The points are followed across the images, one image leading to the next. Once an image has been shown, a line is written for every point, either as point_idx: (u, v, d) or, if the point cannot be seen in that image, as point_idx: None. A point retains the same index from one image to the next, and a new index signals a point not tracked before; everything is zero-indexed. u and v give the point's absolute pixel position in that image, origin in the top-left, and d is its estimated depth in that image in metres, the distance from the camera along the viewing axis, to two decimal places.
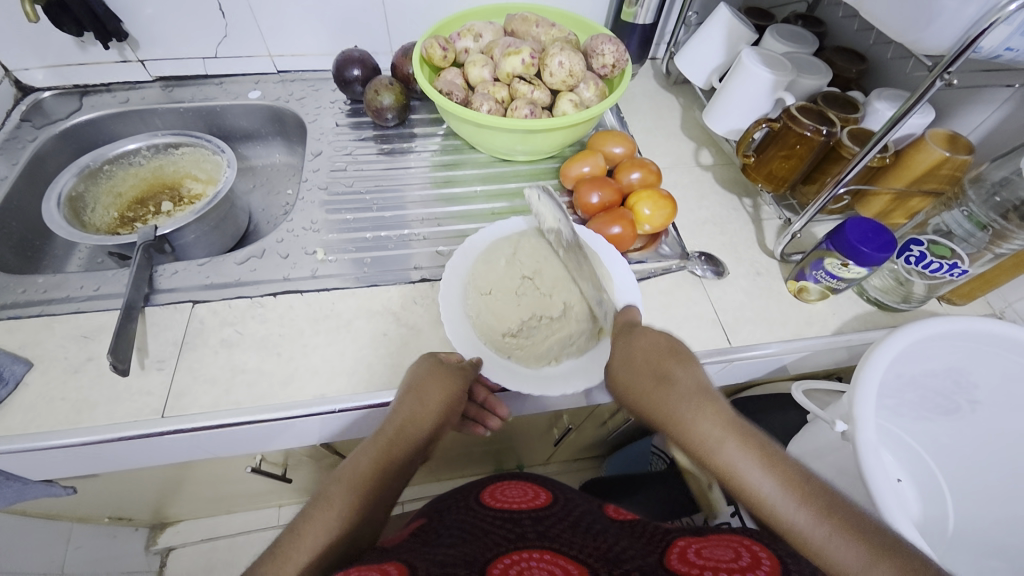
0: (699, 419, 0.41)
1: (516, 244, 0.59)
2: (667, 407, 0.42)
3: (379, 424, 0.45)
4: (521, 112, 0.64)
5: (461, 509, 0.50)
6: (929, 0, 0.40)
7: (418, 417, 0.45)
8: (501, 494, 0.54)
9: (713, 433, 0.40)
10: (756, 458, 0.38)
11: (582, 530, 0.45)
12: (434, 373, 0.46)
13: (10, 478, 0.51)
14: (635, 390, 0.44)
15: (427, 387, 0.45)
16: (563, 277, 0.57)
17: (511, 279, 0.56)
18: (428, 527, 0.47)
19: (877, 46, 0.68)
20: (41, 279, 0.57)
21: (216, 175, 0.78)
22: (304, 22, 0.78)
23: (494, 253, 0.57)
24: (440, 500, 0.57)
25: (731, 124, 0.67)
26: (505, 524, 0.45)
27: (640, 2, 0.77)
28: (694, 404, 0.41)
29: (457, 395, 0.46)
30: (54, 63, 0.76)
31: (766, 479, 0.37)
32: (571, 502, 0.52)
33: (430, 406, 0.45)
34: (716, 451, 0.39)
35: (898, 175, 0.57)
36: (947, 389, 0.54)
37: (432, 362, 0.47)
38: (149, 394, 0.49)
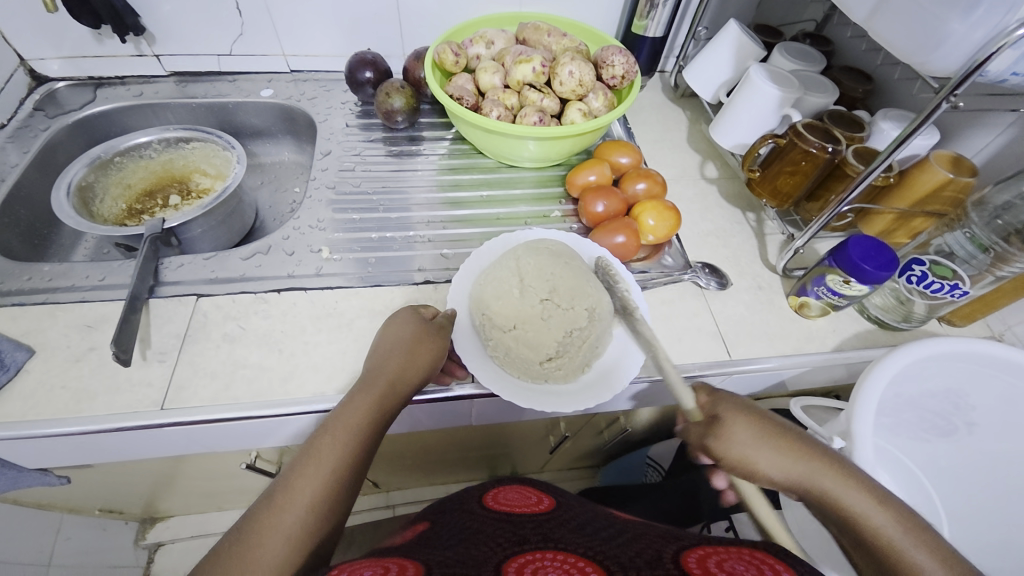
0: (835, 478, 0.42)
1: (518, 259, 0.56)
2: (802, 463, 0.43)
3: (365, 376, 0.46)
4: (530, 120, 0.65)
5: (463, 513, 0.50)
6: (936, 24, 0.41)
7: (403, 375, 0.46)
8: (502, 497, 0.54)
9: (851, 492, 0.41)
10: (888, 513, 0.39)
11: (581, 530, 0.46)
12: (419, 335, 0.48)
13: (5, 465, 0.51)
14: (753, 449, 0.44)
15: (413, 342, 0.48)
16: (575, 282, 0.54)
17: (529, 300, 0.54)
18: (429, 531, 0.47)
19: (884, 67, 0.69)
20: (48, 267, 0.58)
21: (224, 170, 0.78)
22: (318, 24, 0.79)
23: (500, 281, 0.55)
24: (439, 503, 0.57)
25: (738, 138, 0.67)
26: (505, 526, 0.45)
27: (650, 15, 0.78)
28: (826, 465, 0.43)
29: (438, 354, 0.48)
30: (70, 54, 0.77)
31: (910, 543, 0.38)
32: (573, 507, 0.52)
33: (415, 363, 0.47)
34: (857, 508, 0.40)
35: (902, 196, 0.58)
36: (944, 409, 0.54)
37: (416, 321, 0.50)
38: (148, 385, 0.50)
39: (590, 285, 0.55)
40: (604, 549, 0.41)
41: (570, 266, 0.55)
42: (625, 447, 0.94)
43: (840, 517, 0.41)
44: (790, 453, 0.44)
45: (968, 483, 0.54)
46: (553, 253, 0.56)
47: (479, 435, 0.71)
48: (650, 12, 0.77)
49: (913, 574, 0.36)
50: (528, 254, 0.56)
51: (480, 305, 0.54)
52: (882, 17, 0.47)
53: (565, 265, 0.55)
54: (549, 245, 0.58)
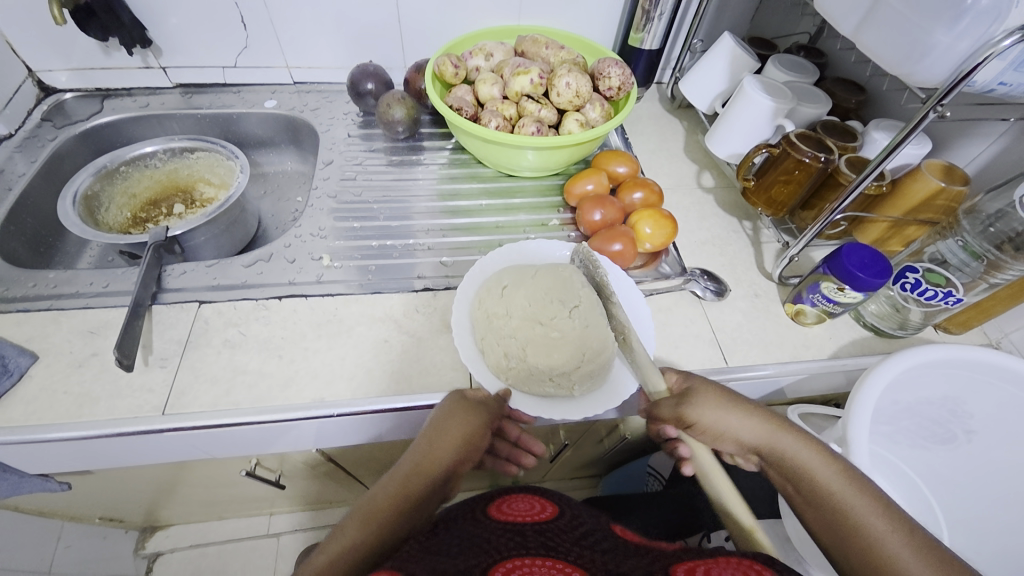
0: (796, 440, 0.44)
1: (485, 295, 0.56)
2: (765, 427, 0.45)
3: (399, 458, 0.45)
4: (528, 130, 0.66)
5: (467, 520, 0.50)
6: (922, 36, 0.42)
7: (436, 452, 0.45)
8: (507, 507, 0.54)
9: (805, 450, 0.43)
10: (839, 468, 0.42)
11: (586, 542, 0.45)
12: (457, 410, 0.47)
13: (7, 469, 0.51)
14: (718, 412, 0.46)
15: (449, 421, 0.46)
16: (563, 286, 0.57)
17: (560, 316, 0.55)
18: (433, 538, 0.47)
19: (875, 78, 0.70)
20: (52, 274, 0.58)
21: (228, 180, 0.80)
22: (321, 37, 0.81)
23: (513, 327, 0.54)
24: (446, 510, 0.57)
25: (733, 148, 0.68)
26: (507, 534, 0.45)
27: (646, 29, 0.79)
28: (786, 428, 0.45)
29: (476, 430, 0.46)
30: (78, 66, 0.78)
31: (856, 494, 0.40)
32: (578, 516, 0.52)
33: (449, 441, 0.45)
34: (811, 465, 0.42)
35: (896, 205, 0.59)
36: (942, 417, 0.54)
37: (458, 400, 0.48)
38: (150, 391, 0.50)
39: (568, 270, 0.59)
40: (601, 562, 0.41)
41: (534, 276, 0.58)
42: (626, 456, 0.93)
43: (793, 475, 0.43)
44: (754, 418, 0.45)
45: (966, 491, 0.54)
46: (514, 284, 0.57)
47: None
48: (646, 25, 0.78)
49: (861, 523, 0.38)
50: (512, 312, 0.55)
51: (521, 353, 0.52)
52: (869, 30, 0.48)
53: (530, 280, 0.57)
54: (502, 269, 0.59)
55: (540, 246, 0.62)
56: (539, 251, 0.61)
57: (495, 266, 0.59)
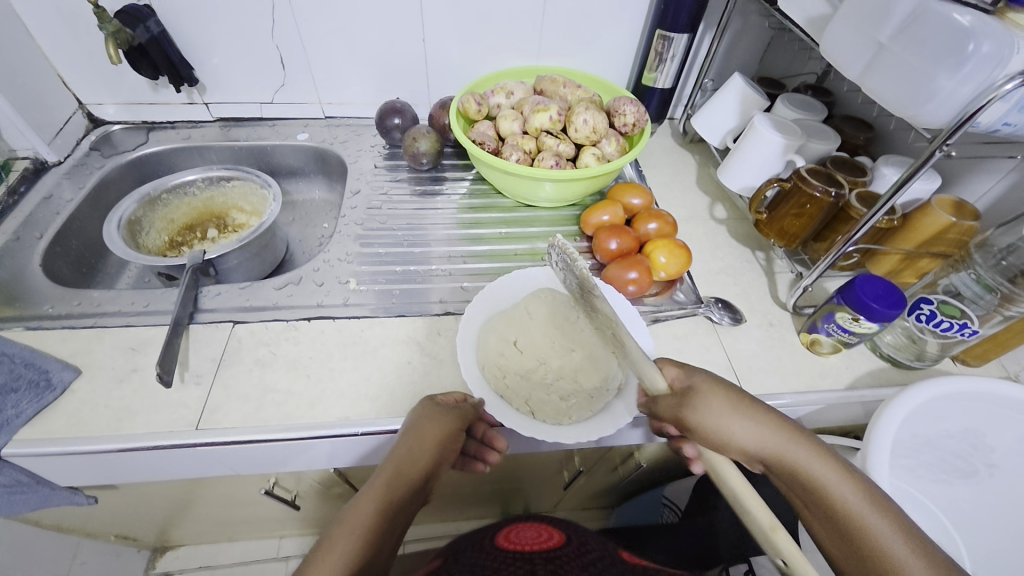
0: (810, 451, 0.40)
1: (502, 360, 0.55)
2: (779, 436, 0.41)
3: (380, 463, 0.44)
4: (547, 163, 0.69)
5: (476, 550, 0.50)
6: (926, 81, 0.45)
7: (413, 455, 0.45)
8: (515, 535, 0.54)
9: (811, 460, 0.40)
10: (841, 476, 0.39)
11: (592, 568, 0.46)
12: (431, 413, 0.48)
13: (42, 481, 0.53)
14: (728, 420, 0.41)
15: (422, 423, 0.47)
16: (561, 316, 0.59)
17: (581, 327, 0.58)
18: (442, 569, 0.47)
19: (881, 117, 0.73)
20: (96, 294, 0.62)
21: (260, 207, 0.84)
22: (353, 76, 0.87)
23: (539, 368, 0.55)
24: (455, 540, 0.57)
25: (745, 181, 0.70)
26: (516, 563, 0.46)
27: (659, 69, 0.84)
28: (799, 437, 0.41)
29: (454, 432, 0.47)
30: (127, 100, 0.85)
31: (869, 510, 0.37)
32: (584, 543, 0.52)
33: (427, 442, 0.46)
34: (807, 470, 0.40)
35: (907, 238, 0.60)
36: (964, 450, 0.53)
37: (429, 406, 0.49)
38: (184, 406, 0.52)
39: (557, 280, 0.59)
40: None
41: (529, 314, 0.59)
42: (640, 487, 0.92)
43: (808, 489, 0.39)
44: (766, 424, 0.41)
45: (991, 529, 0.53)
46: (516, 331, 0.57)
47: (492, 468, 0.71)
48: (659, 66, 0.83)
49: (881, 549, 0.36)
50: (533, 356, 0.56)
51: (574, 377, 0.55)
52: (874, 75, 0.50)
53: (528, 322, 0.58)
54: (492, 328, 0.57)
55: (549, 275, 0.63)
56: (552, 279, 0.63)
57: (474, 330, 0.57)
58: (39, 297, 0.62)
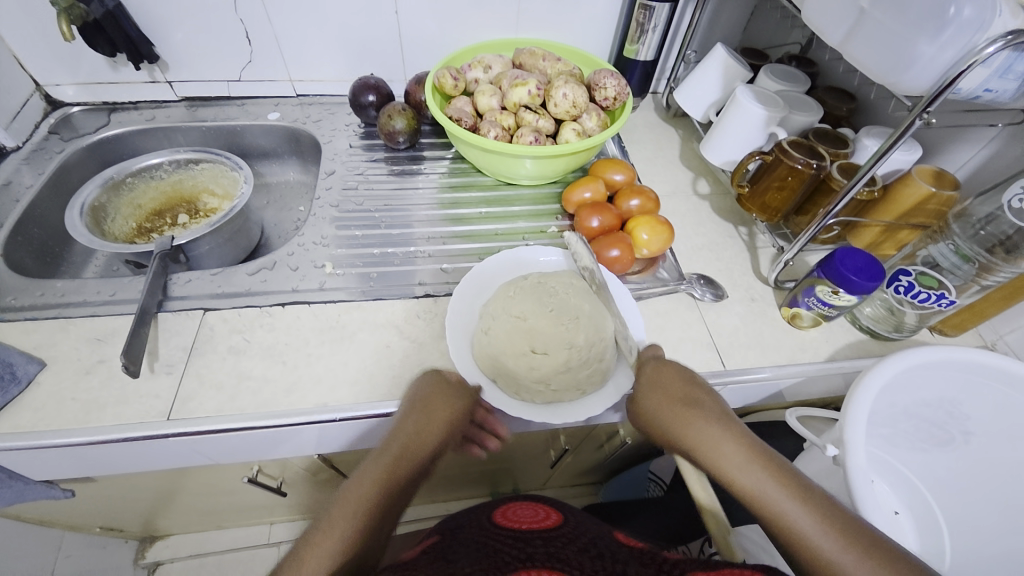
0: (729, 443, 0.44)
1: (537, 368, 0.53)
2: (701, 436, 0.44)
3: (384, 438, 0.46)
4: (526, 139, 0.67)
5: (473, 527, 0.50)
6: (906, 48, 0.44)
7: (420, 435, 0.46)
8: (512, 513, 0.54)
9: (726, 444, 0.44)
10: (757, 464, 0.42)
11: (587, 549, 0.46)
12: (438, 391, 0.48)
13: (13, 476, 0.52)
14: (656, 413, 0.47)
15: (432, 402, 0.48)
16: (546, 302, 0.56)
17: (569, 295, 0.57)
18: (441, 545, 0.47)
19: (864, 87, 0.72)
20: (60, 283, 0.59)
21: (232, 190, 0.81)
22: (324, 50, 0.83)
23: (563, 353, 0.53)
24: (452, 517, 0.57)
25: (727, 155, 0.69)
26: (515, 541, 0.46)
27: (641, 40, 0.81)
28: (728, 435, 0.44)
29: (460, 412, 0.48)
30: (85, 80, 0.80)
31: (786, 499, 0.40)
32: (581, 524, 0.53)
33: (435, 422, 0.47)
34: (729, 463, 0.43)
35: (888, 209, 0.60)
36: (940, 419, 0.55)
37: (435, 381, 0.49)
38: (156, 397, 0.51)
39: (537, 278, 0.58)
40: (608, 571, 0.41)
41: (521, 314, 0.55)
42: (626, 463, 0.93)
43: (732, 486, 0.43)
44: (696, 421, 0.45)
45: (962, 492, 0.55)
46: (523, 337, 0.54)
47: None
48: (641, 37, 0.80)
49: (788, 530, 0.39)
50: (556, 350, 0.54)
51: (596, 342, 0.54)
52: (857, 42, 0.49)
53: (526, 324, 0.55)
54: (502, 353, 0.53)
55: (536, 250, 0.62)
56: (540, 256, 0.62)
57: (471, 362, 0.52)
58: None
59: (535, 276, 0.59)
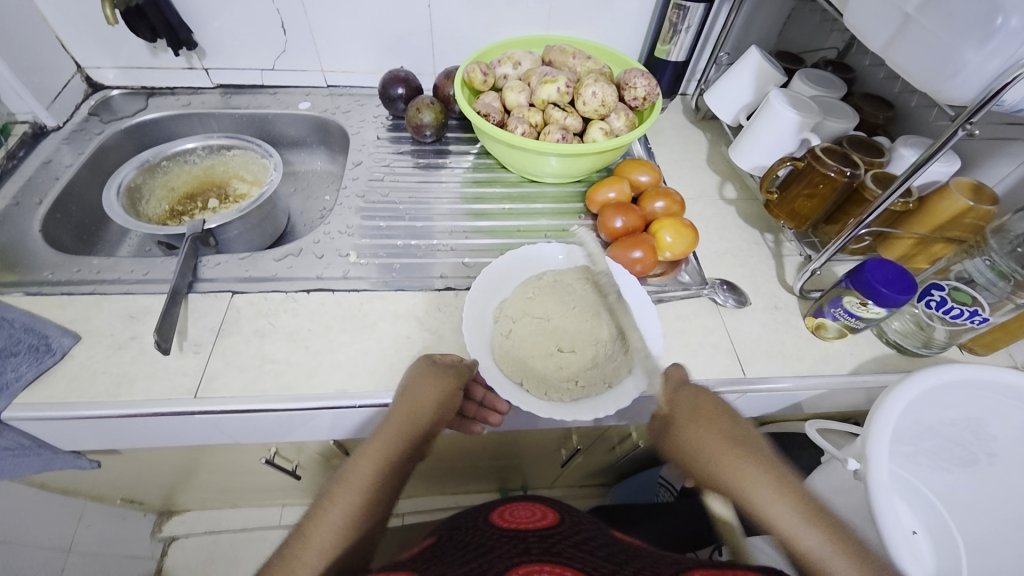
0: (760, 482, 0.42)
1: (566, 366, 0.52)
2: (727, 463, 0.44)
3: (376, 424, 0.46)
4: (553, 137, 0.67)
5: (472, 528, 0.50)
6: (952, 55, 0.42)
7: (411, 416, 0.46)
8: (510, 514, 0.54)
9: (768, 490, 0.42)
10: (789, 506, 0.41)
11: (587, 547, 0.46)
12: (428, 373, 0.48)
13: (44, 445, 0.54)
14: (699, 448, 0.45)
15: (421, 384, 0.47)
16: (563, 302, 0.56)
17: (587, 291, 0.57)
18: (436, 547, 0.47)
19: (903, 95, 0.70)
20: (96, 261, 0.62)
21: (261, 177, 0.83)
22: (356, 43, 0.84)
23: (586, 348, 0.53)
24: (451, 519, 0.57)
25: (757, 160, 0.68)
26: (511, 540, 0.46)
27: (673, 41, 0.80)
28: (757, 471, 0.43)
29: (452, 391, 0.48)
30: (125, 64, 0.83)
31: (829, 550, 0.38)
32: (578, 523, 0.53)
33: (425, 404, 0.47)
34: (759, 503, 0.42)
35: (924, 222, 0.58)
36: (965, 439, 0.53)
37: (425, 364, 0.49)
38: (183, 374, 0.52)
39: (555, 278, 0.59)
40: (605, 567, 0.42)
41: (542, 315, 0.55)
42: (636, 466, 0.93)
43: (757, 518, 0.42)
44: (732, 455, 0.44)
45: (984, 516, 0.53)
46: (546, 338, 0.54)
47: (491, 444, 0.72)
48: (673, 37, 0.79)
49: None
50: (581, 346, 0.53)
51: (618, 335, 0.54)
52: (900, 47, 0.48)
53: (547, 326, 0.55)
54: (530, 356, 0.53)
55: (541, 249, 0.62)
56: (545, 253, 0.62)
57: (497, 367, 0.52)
58: (39, 263, 0.61)
59: (546, 277, 0.59)
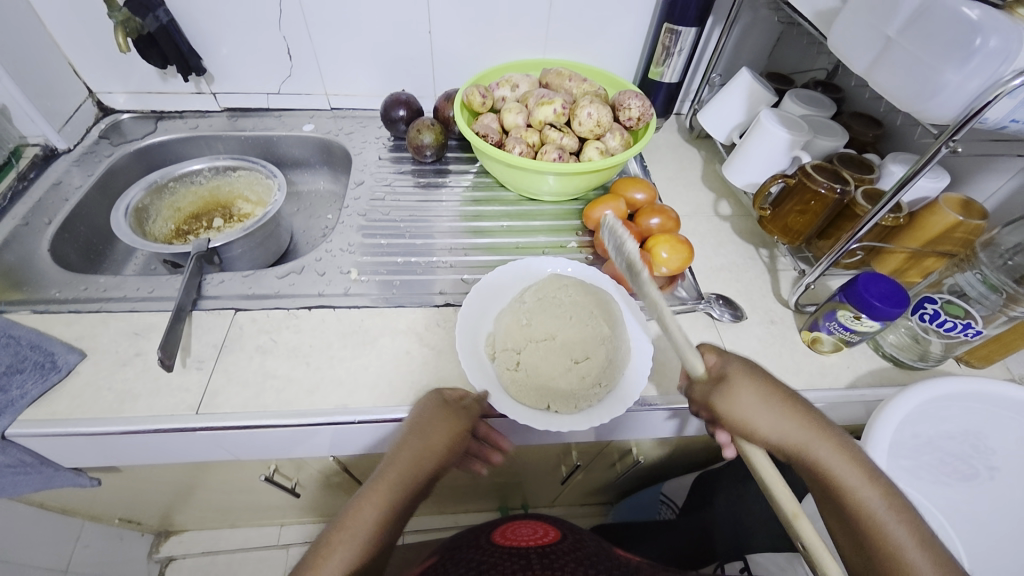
0: (834, 448, 0.43)
1: (586, 374, 0.53)
2: (800, 428, 0.44)
3: (382, 463, 0.46)
4: (550, 156, 0.69)
5: (472, 547, 0.50)
6: (933, 75, 0.44)
7: (418, 458, 0.46)
8: (511, 532, 0.54)
9: (836, 456, 0.43)
10: (857, 472, 0.42)
11: (588, 563, 0.46)
12: (437, 414, 0.48)
13: (45, 462, 0.54)
14: (756, 413, 0.44)
15: (429, 425, 0.47)
16: (556, 316, 0.57)
17: (577, 298, 0.59)
18: (437, 566, 0.47)
19: (890, 113, 0.72)
20: (102, 279, 0.63)
21: (266, 196, 0.85)
22: (359, 67, 0.87)
23: (597, 353, 0.54)
24: (451, 539, 0.57)
25: (750, 178, 0.70)
26: (513, 557, 0.46)
27: (666, 63, 0.83)
28: (823, 434, 0.44)
29: (460, 433, 0.48)
30: (136, 89, 0.86)
31: (887, 509, 0.41)
32: (580, 540, 0.53)
33: (432, 445, 0.46)
34: (834, 467, 0.43)
35: (913, 236, 0.59)
36: (965, 453, 0.53)
37: (436, 402, 0.49)
38: (186, 390, 0.53)
39: (538, 294, 0.59)
40: None
41: (542, 334, 0.56)
42: (638, 484, 0.92)
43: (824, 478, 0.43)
44: (792, 419, 0.44)
45: None
46: (557, 354, 0.54)
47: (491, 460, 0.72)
48: (666, 60, 0.82)
49: (892, 543, 0.40)
50: (591, 353, 0.54)
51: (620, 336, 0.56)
52: (882, 69, 0.49)
53: (551, 343, 0.55)
54: (552, 374, 0.53)
55: (546, 261, 0.64)
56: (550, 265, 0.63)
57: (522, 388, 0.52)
58: (46, 282, 0.63)
59: (531, 295, 0.60)
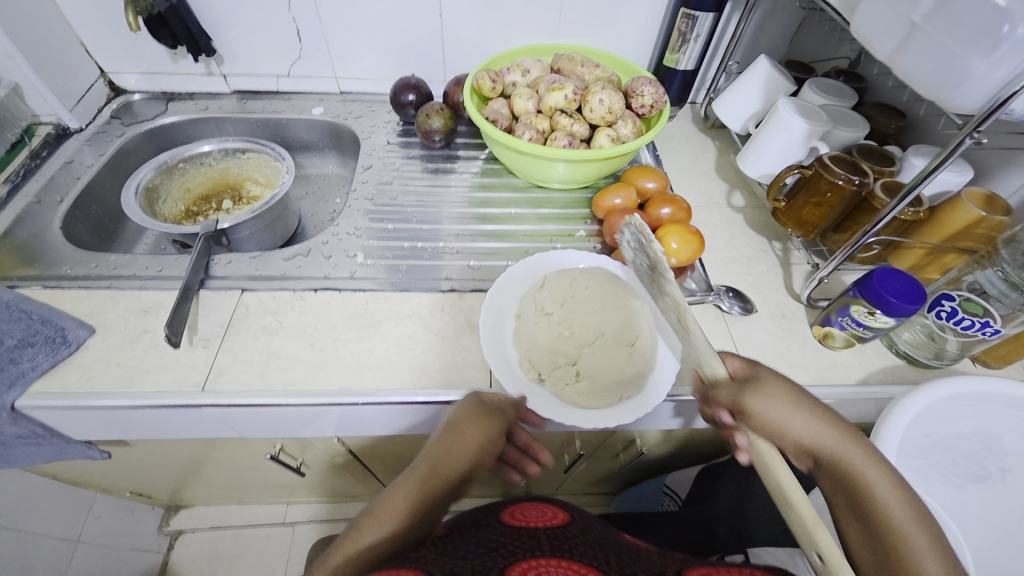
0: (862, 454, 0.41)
1: (642, 359, 0.53)
2: (829, 432, 0.41)
3: (417, 458, 0.45)
4: (559, 143, 0.68)
5: (482, 525, 0.50)
6: (959, 64, 0.42)
7: (452, 457, 0.45)
8: (521, 513, 0.54)
9: (865, 464, 0.41)
10: (883, 481, 0.40)
11: (597, 547, 0.46)
12: (473, 414, 0.47)
13: (57, 434, 0.55)
14: (786, 415, 0.41)
15: (466, 426, 0.46)
16: (577, 318, 0.56)
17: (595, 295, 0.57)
18: (446, 539, 0.48)
19: (912, 104, 0.70)
20: (113, 257, 0.63)
21: (274, 179, 0.84)
22: (369, 50, 0.86)
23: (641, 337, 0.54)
24: (461, 517, 0.58)
25: (765, 168, 0.68)
26: (522, 537, 0.46)
27: (681, 50, 0.81)
28: (849, 437, 0.42)
29: (495, 438, 0.46)
30: (148, 69, 0.86)
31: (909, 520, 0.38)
32: (589, 525, 0.53)
33: (466, 447, 0.45)
34: (863, 478, 0.40)
35: (934, 231, 0.57)
36: (977, 453, 0.52)
37: (473, 403, 0.47)
38: (192, 367, 0.53)
39: (548, 304, 0.57)
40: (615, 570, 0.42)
41: (576, 336, 0.54)
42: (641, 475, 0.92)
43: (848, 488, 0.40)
44: (821, 422, 0.42)
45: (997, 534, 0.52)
46: (605, 352, 0.53)
47: None
48: (682, 46, 0.80)
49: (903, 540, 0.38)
50: (638, 341, 0.54)
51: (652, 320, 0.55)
52: (906, 56, 0.47)
53: (589, 343, 0.54)
54: (612, 370, 0.52)
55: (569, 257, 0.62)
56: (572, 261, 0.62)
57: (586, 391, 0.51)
58: (58, 258, 0.63)
59: (540, 307, 0.57)
